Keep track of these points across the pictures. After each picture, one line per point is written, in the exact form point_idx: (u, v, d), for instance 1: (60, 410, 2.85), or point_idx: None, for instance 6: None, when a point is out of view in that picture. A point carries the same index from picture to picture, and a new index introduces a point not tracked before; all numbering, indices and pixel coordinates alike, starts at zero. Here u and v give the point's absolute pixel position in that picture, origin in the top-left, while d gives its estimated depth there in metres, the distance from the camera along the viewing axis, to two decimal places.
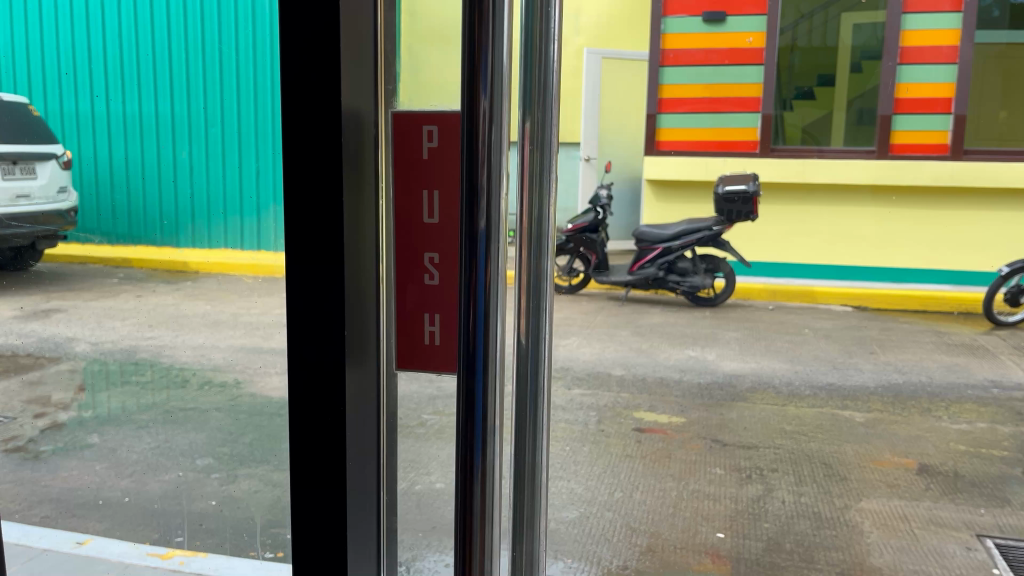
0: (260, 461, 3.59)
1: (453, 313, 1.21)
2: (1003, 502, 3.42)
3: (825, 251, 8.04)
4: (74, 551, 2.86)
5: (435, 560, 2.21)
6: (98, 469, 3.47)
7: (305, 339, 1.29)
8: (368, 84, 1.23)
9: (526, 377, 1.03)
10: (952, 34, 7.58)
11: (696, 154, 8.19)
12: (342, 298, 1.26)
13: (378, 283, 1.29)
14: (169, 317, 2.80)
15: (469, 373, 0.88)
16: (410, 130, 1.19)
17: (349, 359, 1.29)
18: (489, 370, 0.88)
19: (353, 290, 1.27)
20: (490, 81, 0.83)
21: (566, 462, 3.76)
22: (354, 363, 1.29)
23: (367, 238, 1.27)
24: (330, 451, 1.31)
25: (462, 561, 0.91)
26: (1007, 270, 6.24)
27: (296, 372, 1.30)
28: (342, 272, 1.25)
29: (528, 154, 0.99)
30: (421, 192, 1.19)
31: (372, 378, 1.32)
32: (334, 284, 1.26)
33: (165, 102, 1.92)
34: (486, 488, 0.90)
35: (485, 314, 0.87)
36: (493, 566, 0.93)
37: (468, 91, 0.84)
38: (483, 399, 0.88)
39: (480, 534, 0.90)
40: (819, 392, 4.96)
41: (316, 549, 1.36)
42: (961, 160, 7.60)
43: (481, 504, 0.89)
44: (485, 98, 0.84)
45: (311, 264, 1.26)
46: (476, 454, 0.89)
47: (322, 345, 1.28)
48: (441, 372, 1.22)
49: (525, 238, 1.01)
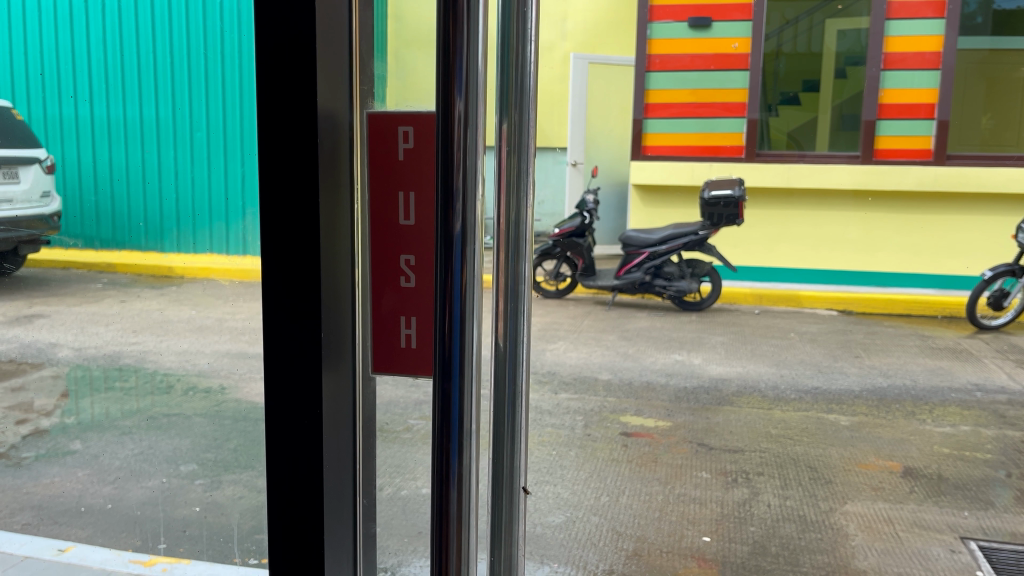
0: (245, 466, 3.55)
1: (430, 315, 1.21)
2: (987, 504, 3.44)
3: (810, 256, 8.09)
4: (56, 558, 2.84)
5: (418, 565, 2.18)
6: (81, 476, 3.57)
7: (282, 345, 1.28)
8: (342, 84, 1.23)
9: (502, 381, 1.03)
10: (934, 41, 7.67)
11: (682, 159, 8.22)
12: (319, 301, 1.25)
13: (353, 286, 1.29)
14: (154, 322, 2.78)
15: (445, 378, 0.88)
16: (387, 130, 1.19)
17: (325, 363, 1.28)
18: (465, 373, 0.88)
19: (330, 292, 1.26)
20: (464, 82, 0.83)
21: (552, 466, 3.75)
22: (330, 368, 1.29)
23: (342, 242, 1.27)
24: (307, 455, 1.30)
25: (438, 565, 0.90)
26: (990, 274, 6.30)
27: (273, 375, 1.29)
28: (319, 272, 1.24)
29: (505, 158, 0.98)
30: (398, 194, 1.19)
31: (347, 381, 1.32)
32: (312, 287, 1.25)
33: (150, 107, 1.90)
34: (462, 493, 0.89)
35: (462, 316, 0.87)
36: (470, 569, 0.92)
37: (443, 93, 0.84)
38: (460, 402, 0.88)
39: (457, 538, 0.89)
40: (805, 396, 4.97)
41: (293, 555, 1.34)
42: (944, 165, 7.68)
43: (457, 507, 0.89)
44: (460, 100, 0.84)
45: (289, 267, 1.25)
46: (452, 461, 0.89)
47: (299, 350, 1.27)
48: (418, 375, 1.22)
49: (503, 243, 1.00)
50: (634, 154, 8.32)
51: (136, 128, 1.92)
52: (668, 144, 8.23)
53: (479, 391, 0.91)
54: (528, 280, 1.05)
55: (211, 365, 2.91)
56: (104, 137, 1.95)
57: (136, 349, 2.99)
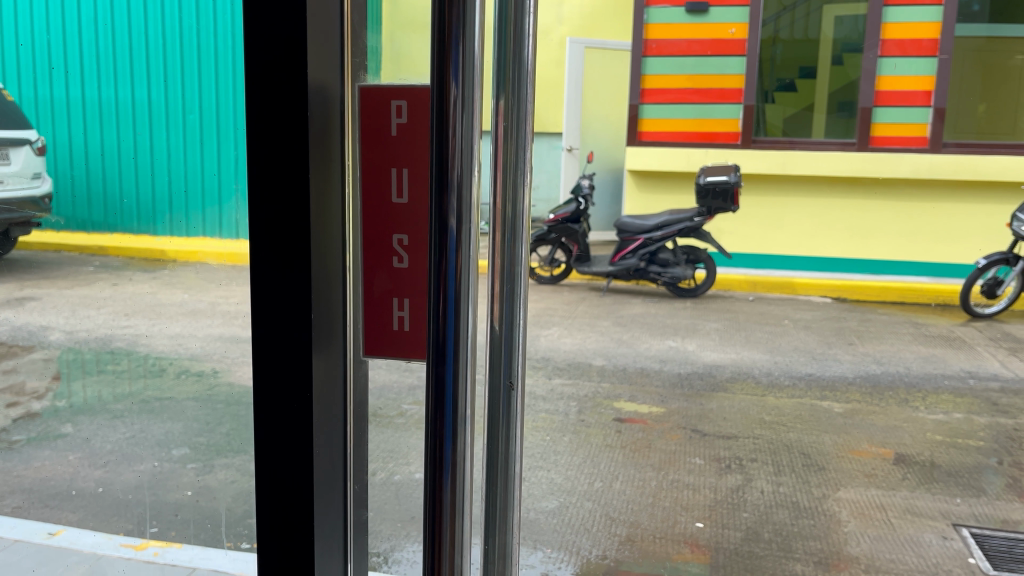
0: (238, 450, 3.54)
1: (422, 298, 1.23)
2: (979, 491, 3.45)
3: (805, 243, 8.10)
4: (46, 542, 2.81)
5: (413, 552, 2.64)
6: (71, 459, 3.57)
7: (272, 328, 1.26)
8: (334, 57, 1.20)
9: (497, 365, 1.02)
10: (932, 28, 7.64)
11: (678, 145, 8.19)
12: (307, 282, 1.23)
13: (344, 269, 1.27)
14: (146, 305, 2.75)
15: (438, 362, 0.86)
16: (380, 106, 1.20)
17: (317, 346, 1.26)
18: (459, 357, 0.86)
19: (320, 271, 1.24)
20: (461, 67, 0.81)
21: (546, 452, 3.74)
22: (321, 349, 1.27)
23: (333, 225, 1.25)
24: (295, 438, 1.28)
25: (431, 556, 0.88)
26: (984, 262, 6.31)
27: (262, 359, 1.28)
28: (309, 253, 1.22)
29: (504, 144, 0.96)
30: (391, 170, 1.20)
31: (338, 364, 1.30)
32: (301, 266, 1.22)
33: (143, 89, 1.89)
34: (457, 479, 0.88)
35: (456, 301, 0.85)
36: (465, 565, 0.90)
37: (438, 76, 0.82)
38: (454, 387, 0.86)
39: (450, 527, 0.88)
40: (798, 382, 4.97)
41: (282, 541, 1.32)
42: (940, 152, 7.67)
43: (451, 496, 0.87)
44: (455, 84, 0.81)
45: (279, 247, 1.22)
46: (446, 447, 0.87)
47: (288, 331, 1.25)
48: (411, 358, 1.24)
49: (500, 225, 0.98)
50: (629, 140, 8.26)
51: (128, 109, 1.90)
52: (664, 130, 8.20)
53: (475, 376, 0.88)
54: (526, 262, 1.01)
55: (203, 348, 2.83)
56: (95, 119, 1.93)
57: (127, 332, 2.92)
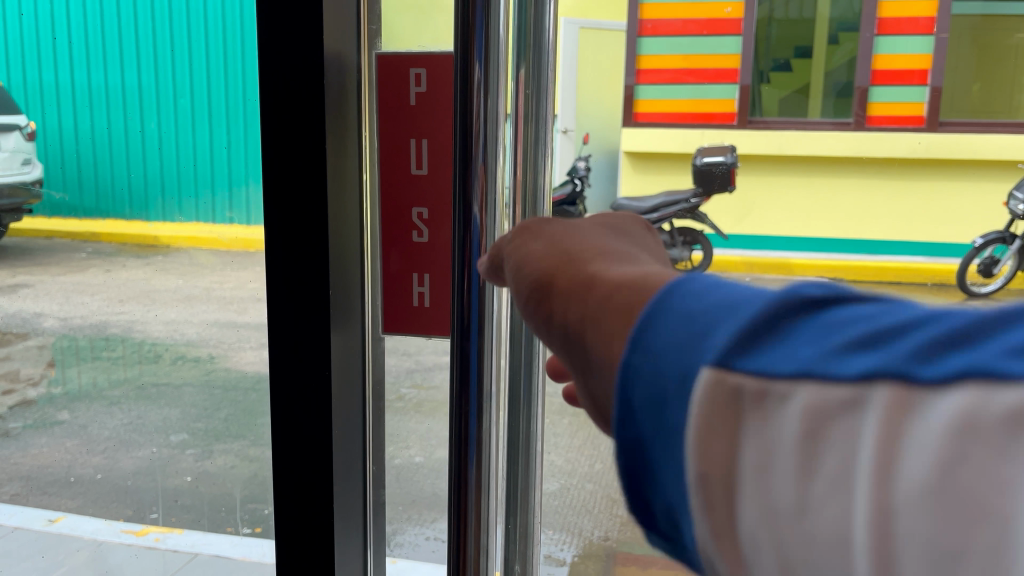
0: (235, 437, 3.54)
1: (441, 272, 1.33)
2: None
3: (801, 224, 8.06)
4: (45, 529, 2.89)
5: (417, 533, 2.78)
6: (69, 446, 3.45)
7: (288, 301, 1.32)
8: (351, 30, 1.27)
9: (523, 351, 0.96)
10: (929, 6, 7.59)
11: (674, 125, 8.11)
12: (325, 253, 1.29)
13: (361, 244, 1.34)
14: (142, 288, 2.74)
15: (462, 336, 0.84)
16: (399, 71, 1.29)
17: (336, 322, 1.33)
18: (482, 332, 0.84)
19: (336, 244, 1.30)
20: (485, 46, 0.82)
21: (547, 435, 3.73)
22: (338, 327, 1.33)
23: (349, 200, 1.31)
24: (312, 409, 1.34)
25: (456, 536, 0.88)
26: (981, 241, 6.31)
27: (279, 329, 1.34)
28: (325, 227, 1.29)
29: (522, 125, 0.91)
30: (411, 141, 1.31)
31: (356, 339, 1.37)
32: (318, 238, 1.29)
33: (131, 72, 1.81)
34: (481, 458, 0.86)
35: (480, 284, 0.83)
36: (485, 543, 0.89)
37: (462, 53, 0.83)
38: (477, 364, 0.84)
39: (475, 507, 0.87)
40: None
41: (300, 514, 1.37)
42: (936, 132, 7.64)
43: (476, 476, 0.86)
44: (479, 65, 0.82)
45: (293, 220, 1.29)
46: (472, 426, 0.85)
47: (309, 306, 1.31)
48: (432, 334, 1.36)
49: (520, 207, 0.93)
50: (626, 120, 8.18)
51: (123, 93, 1.83)
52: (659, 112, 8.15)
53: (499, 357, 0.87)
54: None
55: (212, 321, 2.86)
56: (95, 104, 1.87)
57: (123, 320, 3.21)
